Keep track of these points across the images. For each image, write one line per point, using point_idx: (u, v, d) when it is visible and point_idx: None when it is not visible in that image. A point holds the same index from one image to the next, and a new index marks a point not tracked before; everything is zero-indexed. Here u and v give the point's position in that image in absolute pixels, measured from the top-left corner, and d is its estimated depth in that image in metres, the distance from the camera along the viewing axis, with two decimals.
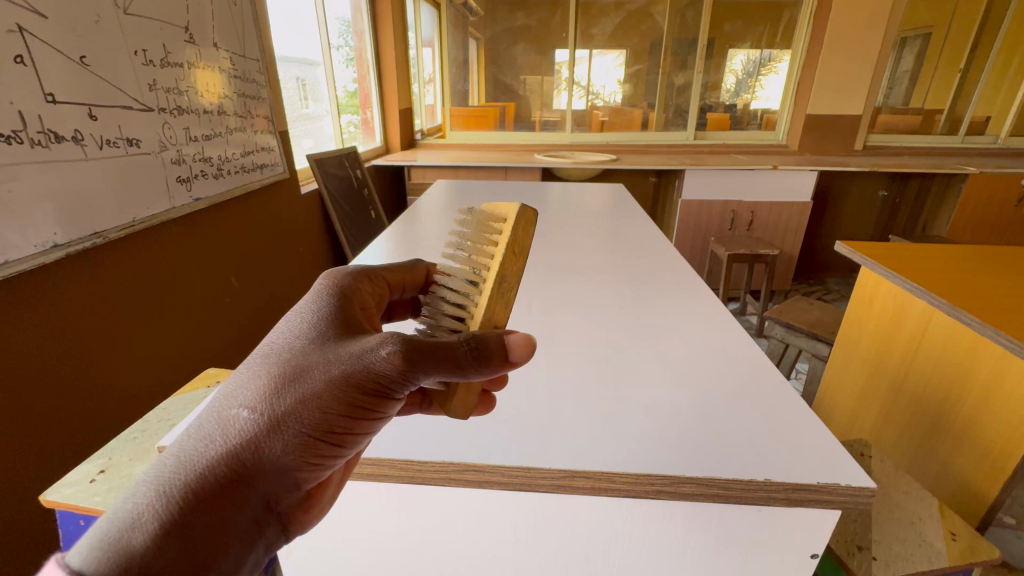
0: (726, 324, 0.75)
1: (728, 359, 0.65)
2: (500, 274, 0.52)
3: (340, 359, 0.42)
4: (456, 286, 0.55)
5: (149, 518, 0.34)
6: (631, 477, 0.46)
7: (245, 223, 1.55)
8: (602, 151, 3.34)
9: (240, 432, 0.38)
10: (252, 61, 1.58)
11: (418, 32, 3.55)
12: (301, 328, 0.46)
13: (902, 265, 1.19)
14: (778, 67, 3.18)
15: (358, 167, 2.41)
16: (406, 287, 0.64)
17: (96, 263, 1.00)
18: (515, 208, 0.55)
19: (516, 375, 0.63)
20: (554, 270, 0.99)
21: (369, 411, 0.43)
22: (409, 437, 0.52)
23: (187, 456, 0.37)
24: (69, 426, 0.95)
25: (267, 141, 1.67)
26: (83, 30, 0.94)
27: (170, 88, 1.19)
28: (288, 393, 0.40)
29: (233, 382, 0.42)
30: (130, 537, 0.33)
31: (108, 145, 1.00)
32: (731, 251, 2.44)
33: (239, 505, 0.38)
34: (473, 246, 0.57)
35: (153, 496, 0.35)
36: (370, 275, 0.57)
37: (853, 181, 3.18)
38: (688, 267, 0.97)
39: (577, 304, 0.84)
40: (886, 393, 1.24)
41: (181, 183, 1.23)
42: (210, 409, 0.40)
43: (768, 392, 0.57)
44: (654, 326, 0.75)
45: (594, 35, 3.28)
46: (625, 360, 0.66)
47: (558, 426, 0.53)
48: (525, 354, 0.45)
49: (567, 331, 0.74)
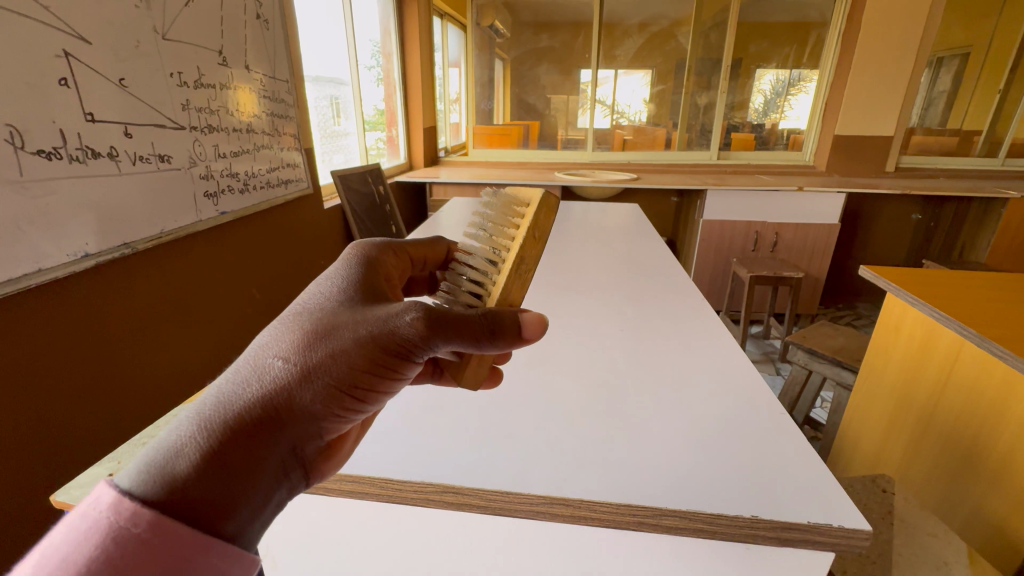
0: (731, 349, 0.73)
1: (727, 385, 0.64)
2: (521, 254, 0.59)
3: (367, 321, 0.46)
4: (477, 265, 0.62)
5: (190, 450, 0.36)
6: (611, 506, 0.46)
7: (269, 237, 1.60)
8: (623, 170, 3.34)
9: (274, 378, 0.41)
10: (282, 82, 1.65)
11: (444, 53, 3.66)
12: (331, 294, 0.50)
13: (931, 292, 1.15)
14: (808, 87, 3.14)
15: (381, 182, 2.46)
16: (428, 262, 0.70)
17: (127, 272, 1.05)
18: (538, 195, 0.65)
19: (508, 397, 0.63)
20: (561, 287, 1.00)
21: (390, 372, 0.47)
22: (393, 454, 0.53)
23: (224, 398, 0.40)
24: (92, 428, 0.98)
25: (293, 157, 1.73)
26: (125, 55, 1.01)
27: (202, 108, 1.25)
28: (320, 346, 0.44)
29: (268, 336, 0.45)
30: (173, 463, 0.36)
31: (141, 161, 1.06)
32: (753, 273, 2.39)
33: (271, 447, 0.40)
34: (495, 227, 0.63)
35: (193, 431, 0.38)
36: (395, 250, 0.63)
37: (884, 203, 3.09)
38: (698, 289, 0.96)
39: (579, 321, 0.84)
40: (914, 426, 1.18)
41: (208, 197, 1.28)
42: (246, 359, 0.43)
43: (767, 424, 0.56)
44: (654, 348, 0.74)
45: (616, 57, 3.32)
46: (621, 381, 0.65)
47: (542, 449, 0.53)
48: (538, 332, 0.51)
49: (564, 350, 0.74)
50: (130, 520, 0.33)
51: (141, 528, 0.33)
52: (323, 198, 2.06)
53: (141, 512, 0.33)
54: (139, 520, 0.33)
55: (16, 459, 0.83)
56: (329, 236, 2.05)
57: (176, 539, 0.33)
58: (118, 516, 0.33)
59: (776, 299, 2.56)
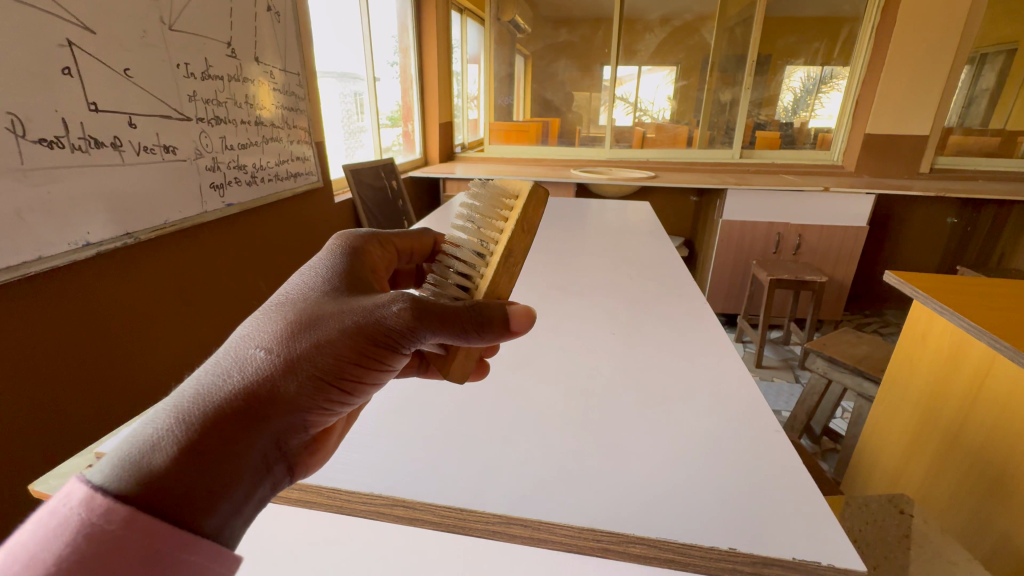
0: (731, 361, 0.69)
1: (720, 401, 0.60)
2: (509, 247, 0.57)
3: (352, 311, 0.45)
4: (464, 257, 0.59)
5: (167, 443, 0.34)
6: (572, 530, 0.43)
7: (277, 232, 1.61)
8: (642, 168, 3.27)
9: (257, 368, 0.40)
10: (293, 75, 1.65)
11: (462, 49, 3.64)
12: (314, 282, 0.48)
13: (961, 301, 1.07)
14: (840, 85, 3.01)
15: (394, 177, 2.45)
16: (413, 254, 0.68)
17: (131, 264, 1.06)
18: (527, 186, 0.62)
19: (485, 406, 0.60)
20: (556, 288, 0.96)
21: (376, 362, 0.46)
22: (355, 465, 0.51)
23: (204, 389, 0.38)
24: (90, 418, 0.99)
25: (303, 151, 1.73)
26: (130, 45, 1.01)
27: (209, 99, 1.25)
28: (304, 337, 0.42)
29: (247, 327, 0.44)
30: (149, 457, 0.33)
31: (146, 151, 1.06)
32: (773, 276, 2.30)
33: (255, 439, 0.38)
34: (483, 219, 0.60)
35: (171, 422, 0.35)
36: (381, 240, 0.61)
37: (918, 206, 2.95)
38: (698, 294, 0.91)
39: (574, 325, 0.81)
40: (939, 444, 1.10)
41: (214, 189, 1.28)
42: (226, 351, 0.41)
43: (758, 448, 0.51)
44: (648, 357, 0.71)
45: (637, 52, 3.25)
46: (605, 394, 0.62)
47: (506, 465, 0.50)
48: (525, 325, 0.51)
49: (552, 355, 0.71)
50: (105, 517, 0.31)
51: (115, 524, 0.31)
52: (333, 192, 2.06)
53: (115, 508, 0.31)
54: (113, 517, 0.31)
55: (7, 447, 0.84)
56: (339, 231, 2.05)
57: (153, 536, 0.31)
58: (90, 514, 0.31)
59: (797, 304, 2.47)
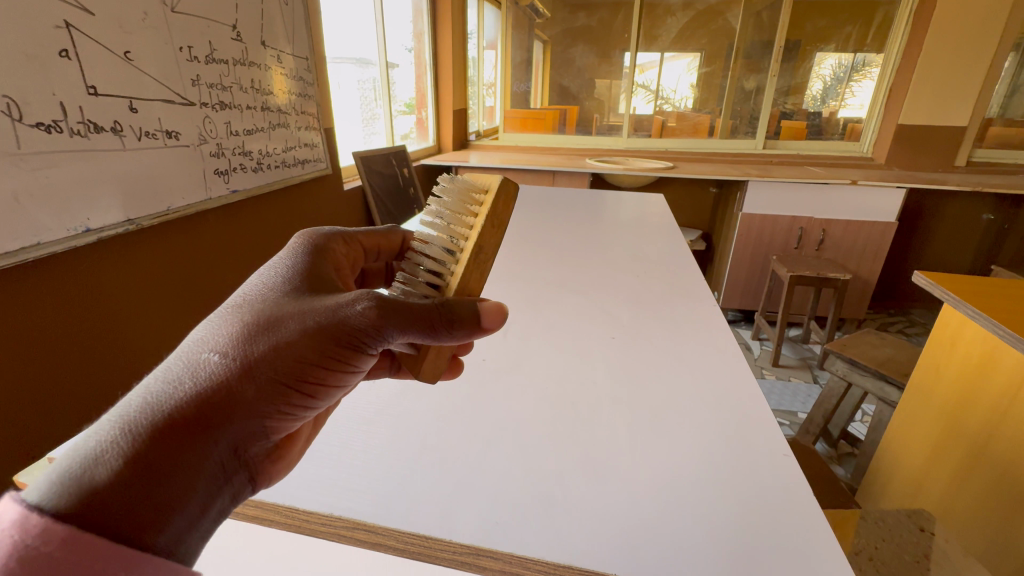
0: (738, 372, 0.65)
1: (718, 418, 0.56)
2: (480, 243, 0.55)
3: (314, 311, 0.43)
4: (433, 254, 0.56)
5: (111, 455, 0.32)
6: (548, 564, 0.40)
7: (283, 221, 1.60)
8: (659, 158, 3.18)
9: (211, 373, 0.38)
10: (301, 59, 1.63)
11: (480, 34, 3.56)
12: (274, 283, 0.46)
13: (994, 305, 1.00)
14: (873, 73, 2.87)
15: (405, 165, 2.42)
16: (380, 252, 0.66)
17: (133, 253, 1.06)
18: (496, 180, 0.58)
19: (466, 415, 0.57)
20: (559, 284, 0.93)
21: (342, 364, 0.44)
22: (329, 480, 0.49)
23: (154, 397, 0.36)
24: (88, 406, 1.00)
25: (312, 137, 1.72)
26: (130, 27, 0.99)
27: (213, 84, 1.23)
28: (263, 339, 0.40)
29: (201, 330, 0.41)
30: (91, 471, 0.31)
31: (147, 136, 1.05)
32: (794, 273, 2.22)
33: (210, 448, 0.36)
34: (452, 215, 0.57)
35: (117, 433, 0.33)
36: (346, 238, 0.58)
37: (951, 201, 2.81)
38: (709, 294, 0.87)
39: (572, 326, 0.77)
40: (962, 457, 1.04)
41: (219, 175, 1.27)
42: (178, 356, 0.39)
43: (756, 479, 0.48)
44: (648, 365, 0.67)
45: (658, 36, 3.14)
46: (597, 406, 0.58)
47: (486, 485, 0.48)
48: (497, 321, 0.49)
49: (545, 360, 0.68)
50: (40, 537, 0.28)
51: (52, 545, 0.28)
52: (343, 180, 2.05)
53: (53, 527, 0.29)
54: (49, 538, 0.28)
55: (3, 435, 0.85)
56: (349, 220, 2.04)
57: (96, 555, 0.29)
58: (24, 536, 0.28)
59: (819, 301, 2.38)
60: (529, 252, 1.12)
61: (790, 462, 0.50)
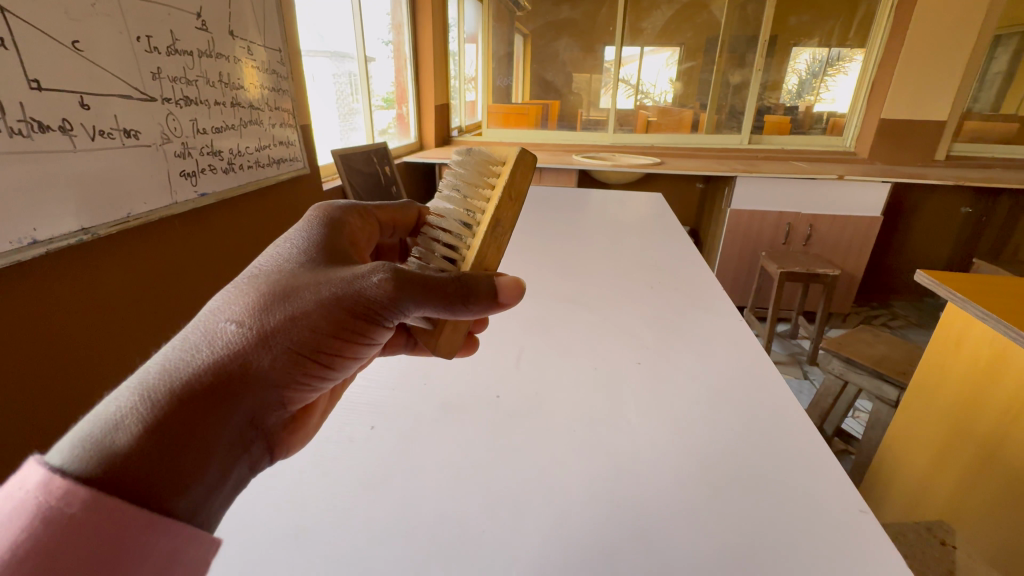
0: (782, 400, 0.59)
1: (775, 465, 0.49)
2: (496, 215, 0.56)
3: (329, 283, 0.44)
4: (449, 228, 0.58)
5: (130, 421, 0.33)
6: None
7: (257, 226, 1.49)
8: (646, 154, 3.13)
9: (228, 343, 0.39)
10: (273, 51, 1.52)
11: (461, 27, 3.47)
12: (288, 257, 0.48)
13: (1002, 305, 0.98)
14: (848, 67, 2.90)
15: (387, 163, 2.32)
16: (395, 227, 0.69)
17: (87, 267, 0.96)
18: (514, 152, 0.60)
19: (489, 470, 0.49)
20: (567, 300, 0.86)
21: (355, 335, 0.46)
22: (321, 554, 0.41)
23: (173, 365, 0.37)
24: (38, 440, 0.89)
25: (287, 135, 1.61)
26: (78, 13, 0.89)
27: (177, 77, 1.13)
28: (278, 309, 0.42)
29: (217, 301, 0.43)
30: (112, 435, 0.32)
31: (102, 136, 0.95)
32: (783, 269, 2.21)
33: (227, 415, 0.37)
34: (468, 187, 0.59)
35: (136, 400, 0.35)
36: (360, 212, 0.61)
37: (932, 195, 2.84)
38: (727, 311, 0.81)
39: (591, 352, 0.70)
40: (971, 461, 1.02)
41: (185, 177, 1.17)
42: (196, 325, 0.40)
43: (827, 538, 0.41)
44: (681, 397, 0.60)
45: (643, 30, 3.12)
46: (635, 453, 0.51)
47: (512, 558, 0.40)
48: (515, 296, 0.49)
49: (569, 395, 0.60)
50: (63, 499, 0.29)
51: (75, 507, 0.30)
52: (322, 180, 1.94)
53: (76, 490, 0.30)
54: (73, 499, 0.30)
55: None
56: None
57: (119, 516, 0.30)
58: (48, 496, 0.30)
59: (807, 297, 2.38)
60: (529, 262, 1.05)
61: (868, 520, 0.43)
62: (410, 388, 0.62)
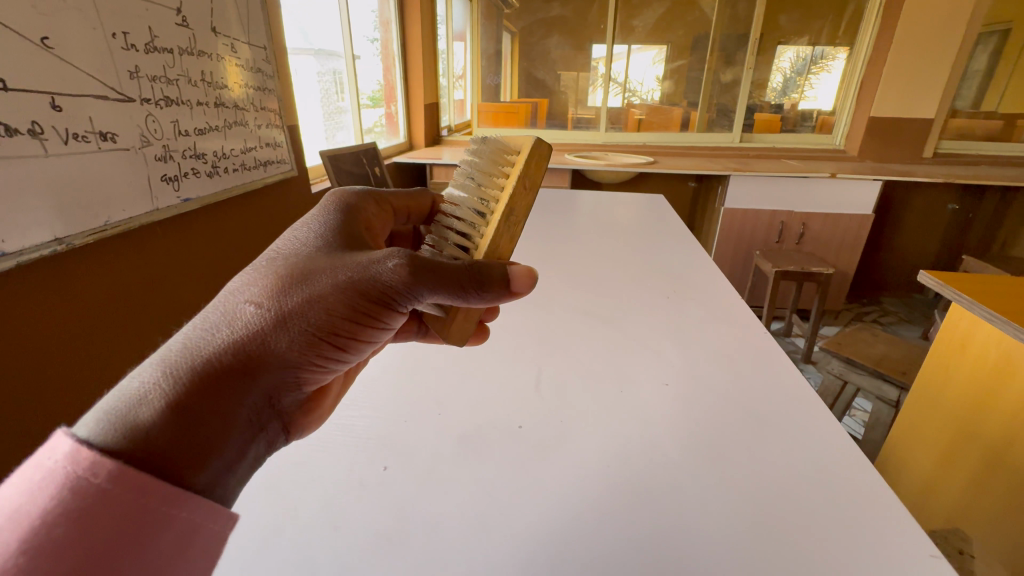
0: (825, 426, 0.55)
1: (826, 502, 0.46)
2: (510, 205, 0.53)
3: (345, 268, 0.46)
4: (463, 216, 0.57)
5: (156, 397, 0.35)
6: None
7: (245, 232, 1.43)
8: (638, 153, 3.11)
9: (248, 323, 0.41)
10: (257, 49, 1.46)
11: (450, 24, 3.41)
12: (306, 242, 0.49)
13: (1009, 306, 0.97)
14: (831, 65, 2.93)
15: (377, 163, 2.26)
16: (411, 215, 0.68)
17: (59, 282, 0.89)
18: (529, 141, 0.57)
19: (516, 510, 0.45)
20: (578, 312, 0.83)
21: (370, 318, 0.48)
22: None
23: (197, 343, 0.39)
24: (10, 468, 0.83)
25: (275, 136, 1.56)
26: (47, 8, 0.83)
27: (156, 76, 1.07)
28: (296, 292, 0.44)
29: (237, 283, 0.45)
30: (137, 410, 0.34)
31: (76, 139, 0.89)
32: (778, 268, 2.21)
33: (246, 392, 0.40)
34: (483, 175, 0.57)
35: (161, 376, 0.37)
36: (377, 198, 0.61)
37: (920, 192, 2.87)
38: (743, 324, 0.78)
39: (613, 373, 0.66)
40: (978, 463, 1.02)
41: (167, 182, 1.11)
42: (218, 305, 0.42)
43: None
44: (717, 423, 0.56)
45: (634, 28, 3.08)
46: (674, 491, 0.48)
47: None
48: (527, 286, 0.51)
49: (595, 424, 0.56)
50: (91, 470, 0.30)
51: (102, 479, 0.31)
52: (311, 182, 1.89)
53: (102, 462, 0.31)
54: (100, 471, 0.31)
55: None
56: None
57: (146, 487, 0.32)
58: (76, 467, 0.31)
59: (801, 295, 2.38)
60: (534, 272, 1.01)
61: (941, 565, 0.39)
62: (423, 419, 0.57)
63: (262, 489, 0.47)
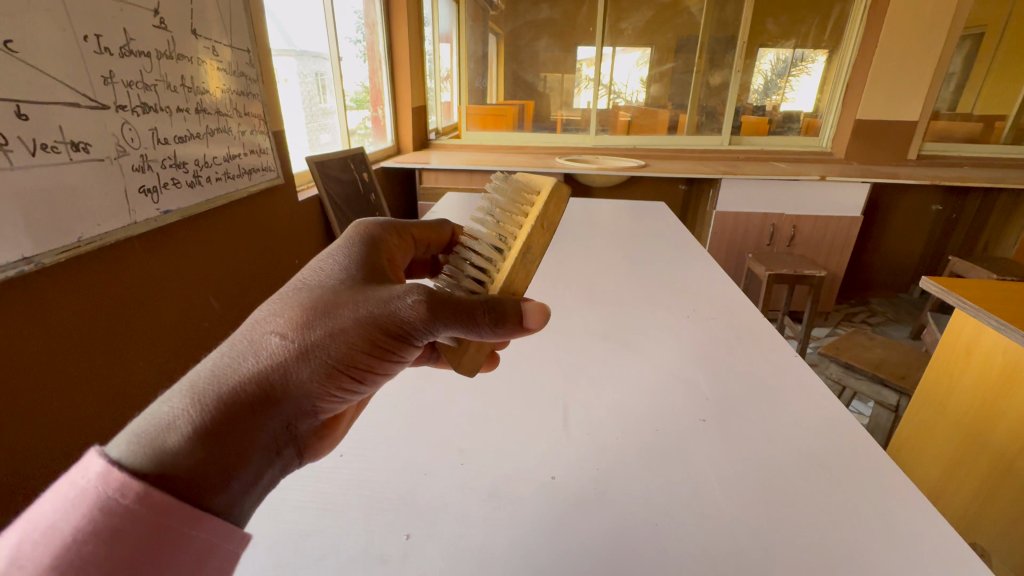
0: (875, 469, 0.52)
1: (888, 555, 0.43)
2: (527, 243, 0.50)
3: (370, 301, 0.42)
4: (481, 251, 0.53)
5: (182, 423, 0.33)
6: None
7: (230, 246, 1.37)
8: (629, 156, 3.10)
9: (272, 353, 0.38)
10: (239, 52, 1.40)
11: (436, 26, 3.35)
12: (332, 271, 0.46)
13: (1015, 312, 0.96)
14: (812, 67, 2.98)
15: (364, 169, 2.21)
16: (429, 246, 0.64)
17: (27, 307, 0.82)
18: (550, 183, 0.55)
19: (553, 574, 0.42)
20: (595, 337, 0.80)
21: (390, 354, 0.44)
22: None
23: (220, 371, 0.37)
24: None
25: (260, 142, 1.50)
26: (11, 8, 0.76)
27: (133, 82, 1.01)
28: (320, 324, 0.40)
29: (263, 310, 0.42)
30: (164, 437, 0.32)
31: (45, 150, 0.82)
32: (771, 271, 2.21)
33: (267, 423, 0.37)
34: (504, 214, 0.54)
35: (188, 403, 0.34)
36: (398, 230, 0.58)
37: (904, 194, 2.91)
38: (766, 348, 0.75)
39: (639, 407, 0.63)
40: (987, 471, 1.01)
41: (145, 194, 1.05)
42: (244, 332, 0.40)
43: None
44: (763, 466, 0.53)
45: (622, 30, 3.07)
46: (721, 546, 0.44)
47: None
48: (539, 322, 0.47)
49: (631, 471, 0.53)
50: (120, 491, 0.29)
51: (130, 500, 0.30)
52: (298, 190, 1.82)
53: (130, 484, 0.30)
54: (128, 492, 0.30)
55: None
56: (307, 238, 1.81)
57: (167, 512, 0.30)
58: (106, 488, 0.30)
59: (792, 297, 2.39)
60: (543, 291, 0.98)
61: None
62: (447, 472, 0.53)
63: (271, 566, 0.42)
